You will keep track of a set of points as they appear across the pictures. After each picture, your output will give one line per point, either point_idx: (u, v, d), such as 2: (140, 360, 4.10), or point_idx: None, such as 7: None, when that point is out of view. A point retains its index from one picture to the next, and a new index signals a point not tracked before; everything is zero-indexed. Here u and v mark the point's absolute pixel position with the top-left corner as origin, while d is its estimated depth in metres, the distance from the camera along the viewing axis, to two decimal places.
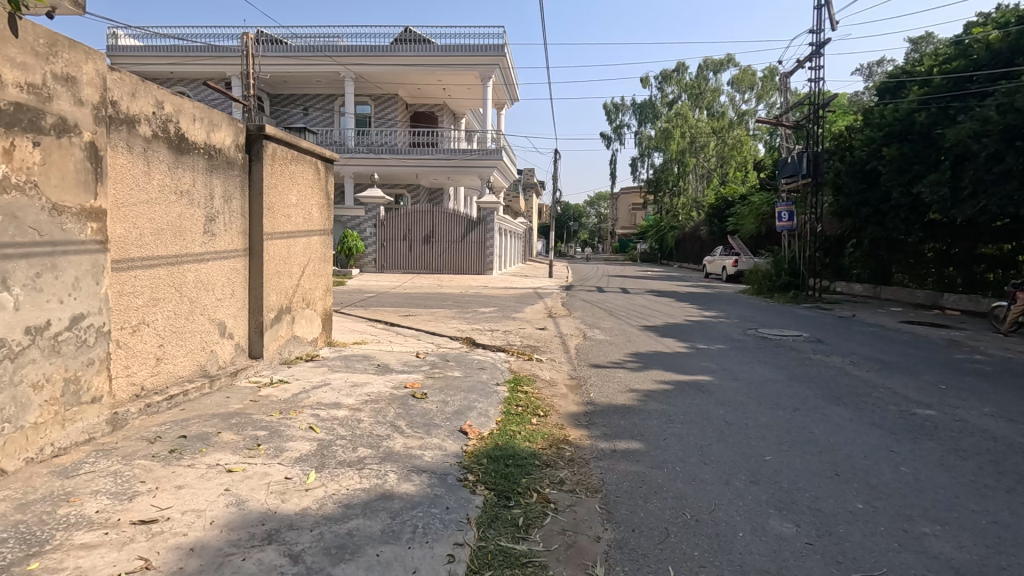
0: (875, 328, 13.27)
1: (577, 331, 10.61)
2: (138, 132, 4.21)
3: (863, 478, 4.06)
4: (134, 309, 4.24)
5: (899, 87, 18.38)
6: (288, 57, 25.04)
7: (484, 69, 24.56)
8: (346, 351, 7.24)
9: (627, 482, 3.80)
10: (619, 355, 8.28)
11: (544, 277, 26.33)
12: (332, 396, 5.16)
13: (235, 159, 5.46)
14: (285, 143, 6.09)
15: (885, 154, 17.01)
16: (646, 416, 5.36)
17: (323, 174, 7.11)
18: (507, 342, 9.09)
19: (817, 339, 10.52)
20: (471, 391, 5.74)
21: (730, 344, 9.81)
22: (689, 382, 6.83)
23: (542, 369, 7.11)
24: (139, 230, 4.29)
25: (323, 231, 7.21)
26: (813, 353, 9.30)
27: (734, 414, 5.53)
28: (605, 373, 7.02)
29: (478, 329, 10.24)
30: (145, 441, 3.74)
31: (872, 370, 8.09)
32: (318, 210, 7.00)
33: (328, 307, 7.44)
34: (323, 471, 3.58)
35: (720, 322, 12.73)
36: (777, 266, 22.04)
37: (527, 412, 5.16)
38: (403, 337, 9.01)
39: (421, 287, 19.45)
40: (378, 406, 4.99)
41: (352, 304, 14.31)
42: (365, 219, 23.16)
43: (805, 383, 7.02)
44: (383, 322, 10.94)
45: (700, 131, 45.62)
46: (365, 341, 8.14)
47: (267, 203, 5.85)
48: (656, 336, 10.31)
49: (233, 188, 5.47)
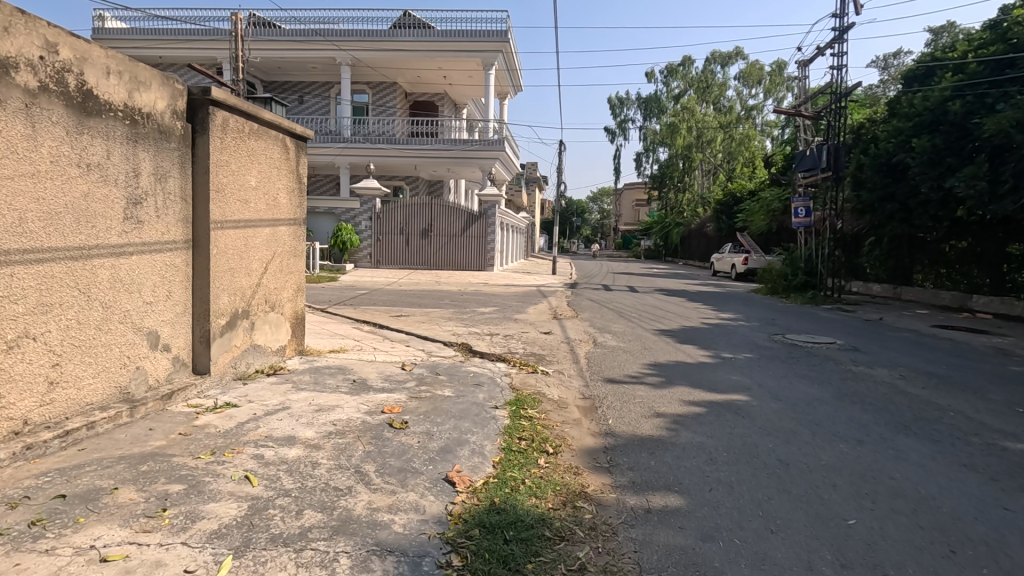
0: (909, 333, 12.15)
1: (586, 336, 9.53)
2: (15, 81, 3.15)
3: (990, 559, 2.98)
4: (12, 318, 3.20)
5: (928, 74, 17.21)
6: (282, 41, 23.89)
7: (488, 56, 23.39)
8: (319, 361, 6.17)
9: (673, 568, 2.74)
10: (637, 367, 7.20)
11: (547, 274, 25.22)
12: (286, 429, 4.09)
13: (171, 128, 4.39)
14: (240, 112, 5.01)
15: (914, 146, 15.82)
16: (680, 453, 4.28)
17: (293, 153, 6.03)
18: (507, 350, 8.00)
19: (853, 347, 9.42)
20: (463, 418, 4.65)
21: (759, 353, 8.69)
22: (723, 403, 5.75)
23: (548, 386, 6.04)
24: (17, 213, 3.22)
25: (293, 220, 6.14)
26: (854, 364, 8.19)
27: (787, 449, 4.47)
28: (623, 392, 5.94)
29: (475, 334, 9.17)
30: (1, 507, 2.70)
31: (928, 386, 6.99)
32: (286, 195, 5.93)
33: (298, 309, 6.35)
34: (244, 556, 2.52)
35: (742, 326, 11.61)
36: (792, 265, 20.83)
37: (532, 450, 4.10)
38: (390, 343, 7.92)
39: (419, 284, 18.34)
40: (343, 443, 3.91)
41: (340, 302, 13.24)
42: (360, 211, 22.09)
43: (858, 404, 5.93)
44: (371, 324, 9.83)
45: (707, 126, 44.47)
46: (343, 349, 7.04)
47: (217, 183, 4.78)
48: (675, 343, 9.19)
49: (170, 164, 4.39)
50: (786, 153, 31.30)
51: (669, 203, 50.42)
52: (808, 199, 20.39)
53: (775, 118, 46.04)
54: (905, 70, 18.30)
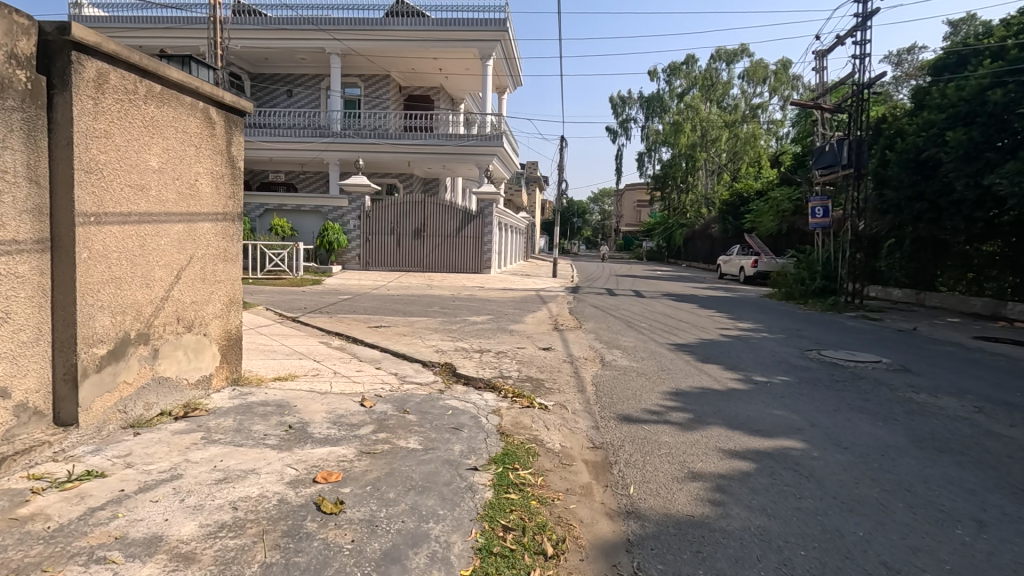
0: (952, 346, 10.82)
1: (591, 352, 8.21)
2: None
3: None
4: None
5: (960, 62, 15.95)
6: (268, 31, 22.59)
7: (485, 46, 22.04)
8: (253, 396, 4.81)
9: None
10: (656, 397, 5.88)
11: (547, 277, 23.89)
12: (155, 520, 2.75)
13: (12, 81, 3.08)
14: (125, 64, 3.67)
15: (948, 139, 14.48)
16: (738, 554, 2.93)
17: (220, 129, 4.68)
18: (499, 372, 6.67)
19: (904, 367, 8.07)
20: (427, 491, 3.34)
21: (796, 376, 7.35)
22: (775, 454, 4.42)
23: (547, 429, 4.71)
24: None
25: (222, 215, 4.81)
26: (912, 391, 6.84)
27: (889, 542, 3.13)
28: (643, 437, 4.62)
29: (462, 350, 7.83)
30: None
31: (1014, 423, 5.67)
32: (208, 182, 4.58)
33: (232, 328, 5.02)
34: None
35: (766, 339, 10.27)
36: (810, 268, 19.47)
37: (522, 556, 2.77)
38: (356, 365, 6.59)
39: (409, 288, 17.01)
40: (232, 548, 2.57)
41: (316, 308, 11.90)
42: (348, 210, 20.75)
43: (950, 456, 4.57)
44: (343, 338, 8.50)
45: (712, 124, 42.97)
46: (295, 374, 5.72)
47: (87, 161, 3.46)
48: (696, 362, 7.85)
49: (5, 130, 3.07)
50: (799, 151, 30.01)
51: (673, 203, 49.18)
52: (825, 198, 19.15)
53: (782, 117, 44.43)
54: (934, 58, 16.98)
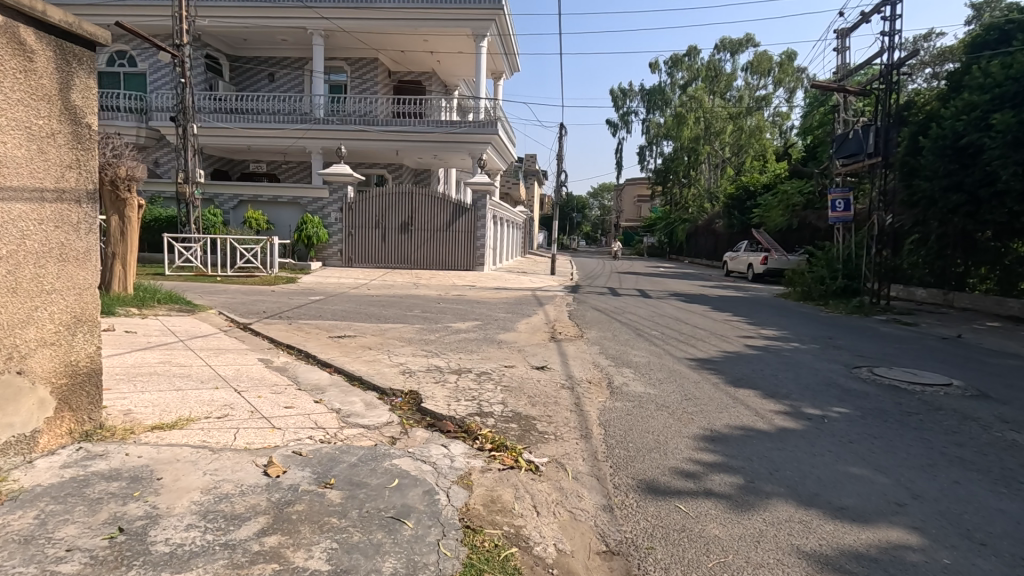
0: (1015, 360, 9.25)
1: (596, 373, 6.62)
2: None
3: None
4: None
5: (1006, 37, 14.36)
6: (245, 8, 20.93)
7: (479, 24, 20.40)
8: (101, 462, 3.22)
9: None
10: (687, 448, 4.30)
11: (544, 275, 22.41)
12: None
13: None
14: None
15: (995, 122, 12.86)
16: None
17: (45, 63, 3.13)
18: (477, 406, 5.06)
19: (981, 393, 6.51)
20: None
21: (859, 406, 5.79)
22: (889, 563, 2.84)
23: (537, 519, 3.12)
24: None
25: (58, 192, 3.25)
26: (1012, 430, 5.27)
27: None
28: (686, 531, 3.04)
29: (433, 372, 6.22)
30: None
31: None
32: (19, 139, 3.04)
33: (82, 358, 3.44)
34: None
35: (801, 352, 8.69)
36: (829, 266, 17.88)
37: None
38: (289, 396, 5.00)
39: (392, 287, 15.45)
40: None
41: (276, 313, 10.28)
42: (329, 201, 19.11)
43: None
44: (289, 355, 6.89)
45: (716, 117, 41.33)
46: (191, 418, 4.12)
47: None
48: (726, 386, 6.26)
49: None
50: (812, 141, 28.43)
51: (675, 199, 47.99)
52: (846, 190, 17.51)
53: (787, 109, 42.63)
54: (974, 32, 15.33)
